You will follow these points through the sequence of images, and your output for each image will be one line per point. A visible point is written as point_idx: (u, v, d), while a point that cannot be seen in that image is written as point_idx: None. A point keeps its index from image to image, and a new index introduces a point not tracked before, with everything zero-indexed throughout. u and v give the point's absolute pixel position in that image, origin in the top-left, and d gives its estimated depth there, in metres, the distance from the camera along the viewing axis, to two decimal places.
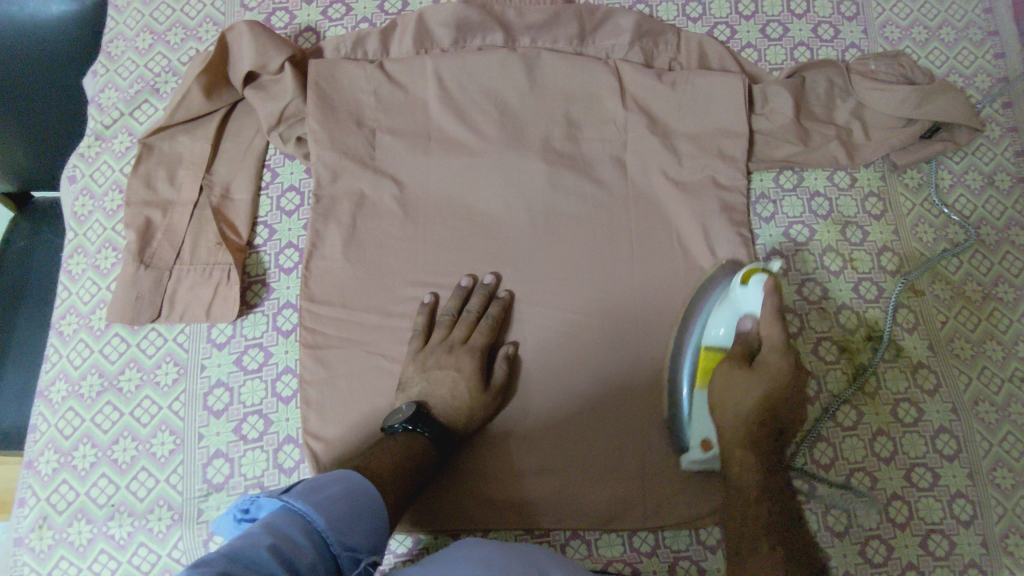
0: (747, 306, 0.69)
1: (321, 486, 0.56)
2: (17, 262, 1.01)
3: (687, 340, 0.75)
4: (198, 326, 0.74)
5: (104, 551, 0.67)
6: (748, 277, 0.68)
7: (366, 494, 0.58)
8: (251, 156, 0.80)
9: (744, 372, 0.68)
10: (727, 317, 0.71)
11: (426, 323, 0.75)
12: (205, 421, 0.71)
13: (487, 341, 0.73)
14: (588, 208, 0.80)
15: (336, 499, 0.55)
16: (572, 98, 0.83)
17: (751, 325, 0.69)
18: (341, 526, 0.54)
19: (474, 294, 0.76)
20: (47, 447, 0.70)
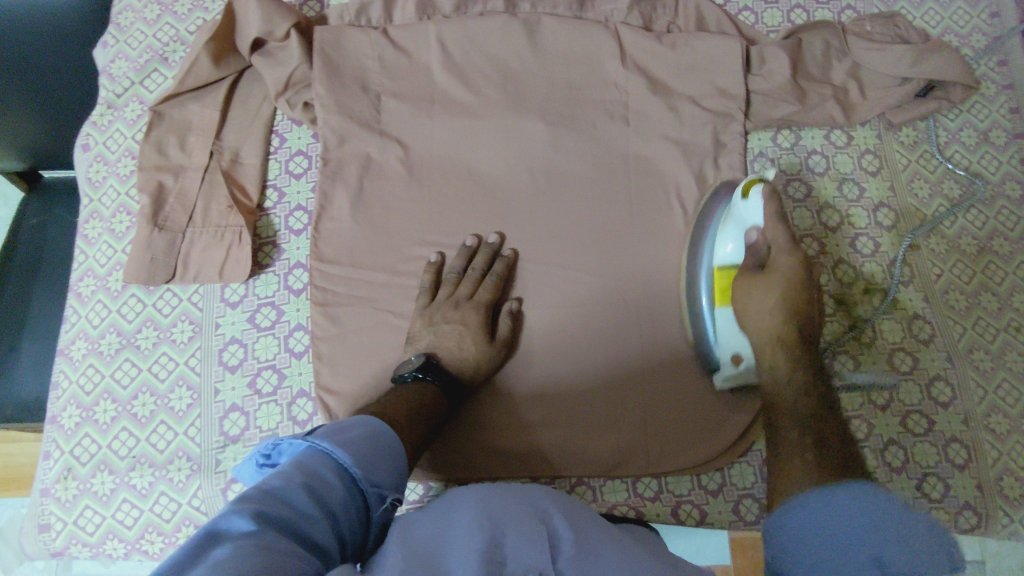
0: (750, 215, 0.73)
1: (346, 428, 0.56)
2: (33, 236, 1.04)
3: (698, 266, 0.77)
4: (212, 286, 0.77)
5: (127, 500, 0.70)
6: (749, 188, 0.74)
7: (388, 438, 0.58)
8: (260, 122, 0.82)
9: (759, 279, 0.71)
10: (733, 235, 0.75)
11: (433, 280, 0.76)
12: (221, 376, 0.74)
13: (492, 298, 0.75)
14: (589, 168, 0.82)
15: (359, 440, 0.55)
16: (572, 61, 0.85)
17: (757, 236, 0.73)
18: (365, 464, 0.54)
19: (479, 254, 0.77)
20: (69, 403, 0.73)
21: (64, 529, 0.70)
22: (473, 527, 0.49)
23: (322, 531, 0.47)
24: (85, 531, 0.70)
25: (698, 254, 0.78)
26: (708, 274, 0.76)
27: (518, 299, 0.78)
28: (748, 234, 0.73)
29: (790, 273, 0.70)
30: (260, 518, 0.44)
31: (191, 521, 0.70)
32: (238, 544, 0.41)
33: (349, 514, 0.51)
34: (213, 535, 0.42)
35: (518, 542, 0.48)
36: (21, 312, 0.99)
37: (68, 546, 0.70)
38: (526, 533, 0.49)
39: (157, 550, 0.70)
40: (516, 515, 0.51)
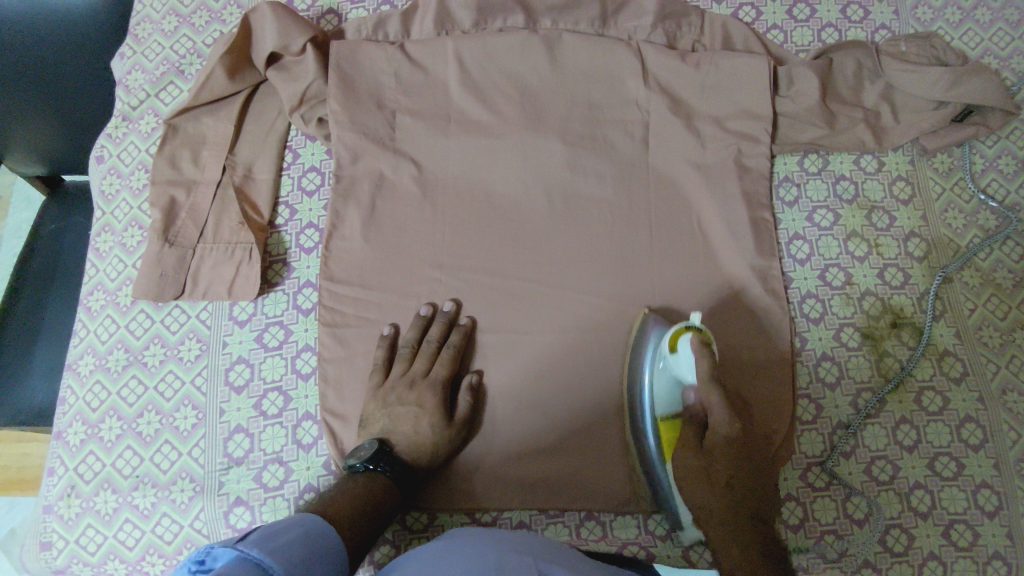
0: (684, 372, 0.69)
1: (280, 532, 0.52)
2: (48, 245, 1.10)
3: (638, 417, 0.72)
4: (220, 303, 0.76)
5: (129, 520, 0.69)
6: (677, 339, 0.69)
7: (324, 540, 0.55)
8: (274, 137, 0.81)
9: (699, 451, 0.69)
10: (667, 391, 0.71)
11: (386, 356, 0.73)
12: (226, 397, 0.73)
13: (449, 373, 0.72)
14: (608, 189, 0.80)
15: (292, 544, 0.51)
16: (593, 80, 0.82)
17: (695, 398, 0.72)
18: (298, 570, 0.49)
19: (433, 324, 0.74)
20: (74, 419, 0.72)
21: (66, 548, 0.69)
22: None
23: None
24: (86, 550, 0.69)
25: (636, 400, 0.72)
26: (653, 427, 0.70)
27: (478, 371, 0.75)
28: (686, 395, 0.72)
29: (728, 438, 0.68)
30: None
31: (192, 544, 0.69)
32: None
33: None
34: None
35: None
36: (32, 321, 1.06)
37: (69, 565, 0.69)
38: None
39: (158, 570, 0.69)
40: (514, 571, 0.52)
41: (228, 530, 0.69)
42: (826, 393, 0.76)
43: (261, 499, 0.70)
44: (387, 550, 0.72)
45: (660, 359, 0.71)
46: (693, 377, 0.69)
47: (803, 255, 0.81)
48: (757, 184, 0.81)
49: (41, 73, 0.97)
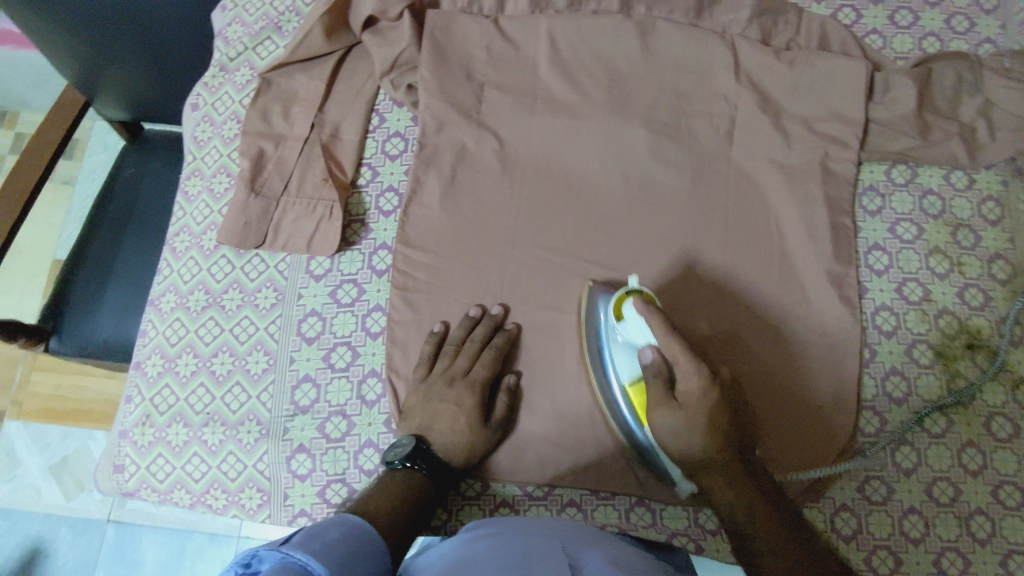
0: (635, 337, 0.69)
1: (320, 531, 0.51)
2: (126, 199, 1.27)
3: (609, 389, 0.71)
4: (299, 257, 0.78)
5: (197, 454, 0.72)
6: (622, 306, 0.70)
7: (366, 539, 0.54)
8: (363, 99, 0.83)
9: (673, 409, 0.64)
10: (631, 360, 0.70)
11: (431, 352, 0.73)
12: (298, 346, 0.75)
13: (489, 375, 0.72)
14: (687, 181, 0.79)
15: (332, 545, 0.49)
16: (683, 69, 0.82)
17: (653, 353, 0.66)
18: (342, 571, 0.48)
19: (480, 325, 0.74)
20: (154, 351, 0.76)
21: (137, 473, 0.72)
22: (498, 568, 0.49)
23: None
24: (155, 477, 0.72)
25: (605, 387, 0.71)
26: (624, 397, 0.70)
27: (516, 372, 0.74)
28: (642, 353, 0.67)
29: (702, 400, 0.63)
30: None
31: (254, 484, 0.71)
32: None
33: None
34: None
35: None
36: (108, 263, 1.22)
37: (139, 489, 0.73)
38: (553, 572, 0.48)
39: (220, 505, 0.72)
40: (541, 558, 0.51)
41: (288, 475, 0.71)
42: (892, 407, 0.74)
43: (323, 449, 0.72)
44: (441, 513, 0.73)
45: (613, 329, 0.71)
46: (647, 337, 0.68)
47: (882, 266, 0.79)
48: (841, 191, 0.79)
49: (138, 16, 1.00)
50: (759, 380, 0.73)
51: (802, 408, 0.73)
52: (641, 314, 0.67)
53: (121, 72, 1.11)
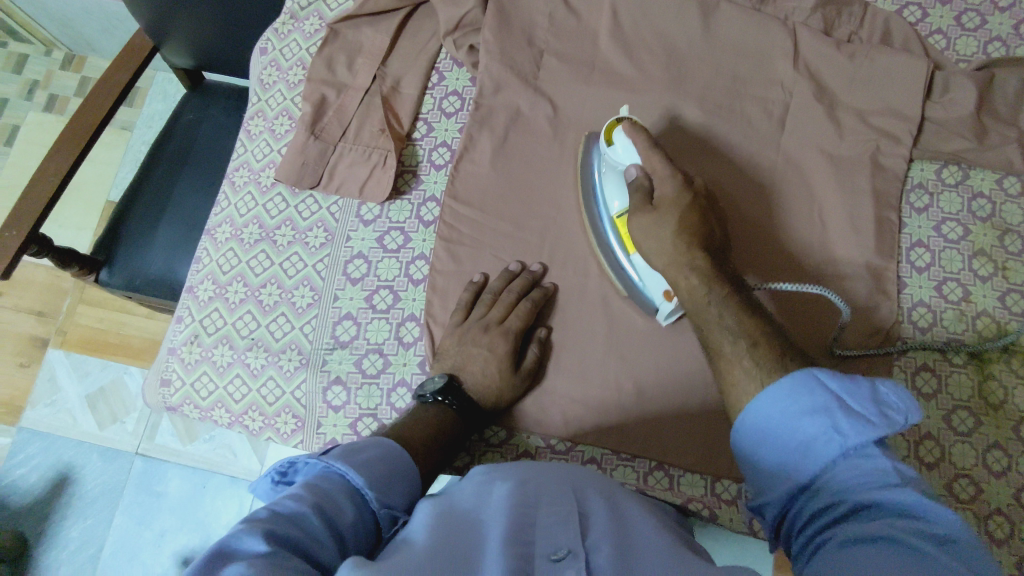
0: (620, 159, 0.72)
1: (360, 447, 0.56)
2: (184, 143, 1.32)
3: (599, 219, 0.77)
4: (351, 201, 0.81)
5: (239, 377, 0.75)
6: (613, 133, 0.73)
7: (406, 457, 0.59)
8: (425, 56, 0.85)
9: (649, 211, 0.67)
10: (617, 187, 0.74)
11: (469, 300, 0.75)
12: (342, 285, 0.78)
13: (524, 324, 0.73)
14: (735, 163, 0.80)
15: (374, 461, 0.55)
16: (741, 52, 0.82)
17: (639, 171, 0.69)
18: (379, 484, 0.54)
19: (519, 279, 0.75)
20: (206, 277, 0.79)
21: (182, 389, 0.76)
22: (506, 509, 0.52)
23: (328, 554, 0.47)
24: (198, 394, 0.76)
25: (596, 211, 0.77)
26: (610, 226, 0.75)
27: (548, 328, 0.76)
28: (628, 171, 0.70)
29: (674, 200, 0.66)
30: (271, 538, 0.44)
31: (289, 410, 0.75)
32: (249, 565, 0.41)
33: (356, 535, 0.51)
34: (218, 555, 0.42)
35: (553, 524, 0.50)
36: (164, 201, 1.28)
37: (183, 404, 0.77)
38: (560, 514, 0.51)
39: (256, 427, 0.75)
40: (550, 498, 0.53)
41: (323, 405, 0.75)
42: (920, 402, 0.75)
43: (358, 384, 0.75)
44: (467, 456, 0.76)
45: (604, 155, 0.75)
46: (635, 158, 0.70)
47: (923, 264, 0.79)
48: (889, 185, 0.80)
49: None
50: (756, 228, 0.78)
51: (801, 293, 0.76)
52: (626, 138, 0.71)
53: (191, 19, 1.16)
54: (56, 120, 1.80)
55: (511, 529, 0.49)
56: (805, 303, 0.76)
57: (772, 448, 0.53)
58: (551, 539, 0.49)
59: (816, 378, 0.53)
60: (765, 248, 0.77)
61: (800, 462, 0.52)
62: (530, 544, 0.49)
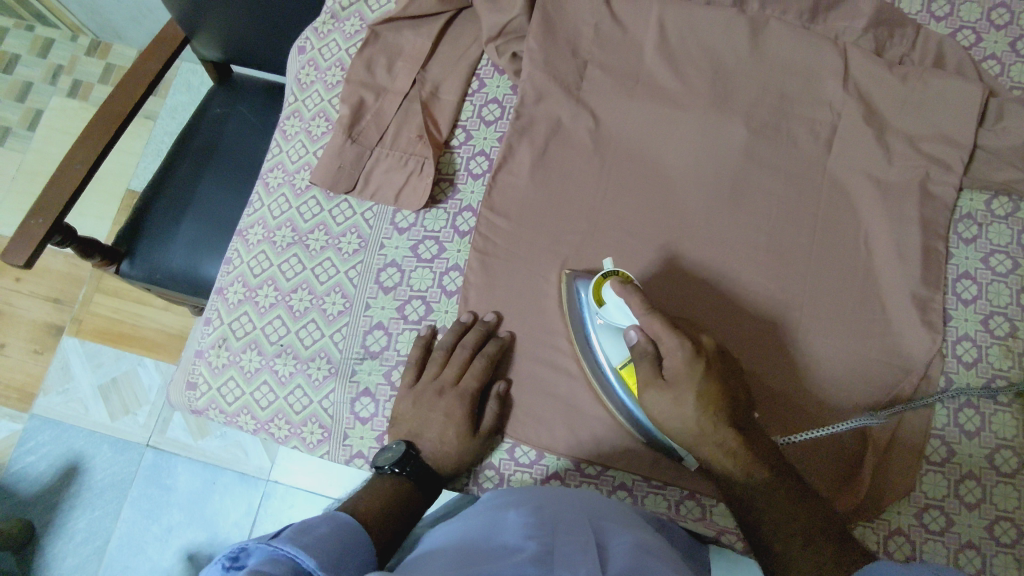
0: (616, 320, 0.68)
1: (309, 527, 0.55)
2: (211, 138, 1.32)
3: (604, 380, 0.70)
4: (385, 208, 0.80)
5: (266, 383, 0.74)
6: (601, 292, 0.69)
7: (355, 536, 0.57)
8: (465, 62, 0.84)
9: (662, 390, 0.63)
10: (618, 346, 0.69)
11: (421, 357, 0.73)
12: (374, 294, 0.76)
13: (480, 385, 0.70)
14: (780, 185, 0.79)
15: (325, 539, 0.53)
16: (790, 71, 0.81)
17: (637, 334, 0.65)
18: (332, 564, 0.52)
19: (471, 331, 0.73)
20: (237, 279, 0.78)
21: (208, 392, 0.75)
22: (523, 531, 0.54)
23: None
24: (224, 399, 0.74)
25: (597, 370, 0.71)
26: (615, 376, 0.69)
27: (507, 379, 0.73)
28: (626, 334, 0.66)
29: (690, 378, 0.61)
30: None
31: (316, 419, 0.73)
32: None
33: None
34: None
35: (570, 546, 0.51)
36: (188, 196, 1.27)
37: (208, 408, 0.75)
38: (576, 538, 0.52)
39: (281, 435, 0.74)
40: (568, 523, 0.55)
41: (351, 416, 0.73)
42: (962, 440, 0.72)
43: (386, 396, 0.73)
44: (492, 476, 0.73)
45: (595, 317, 0.70)
46: (630, 318, 0.66)
47: (970, 296, 0.77)
48: (937, 215, 0.77)
49: None
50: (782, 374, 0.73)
51: (851, 308, 0.75)
52: (621, 298, 0.67)
53: (224, 11, 1.15)
54: (79, 106, 1.79)
55: (526, 546, 0.51)
56: (850, 324, 0.75)
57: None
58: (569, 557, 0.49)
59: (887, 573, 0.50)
60: (802, 292, 0.76)
61: None
62: (548, 558, 0.50)
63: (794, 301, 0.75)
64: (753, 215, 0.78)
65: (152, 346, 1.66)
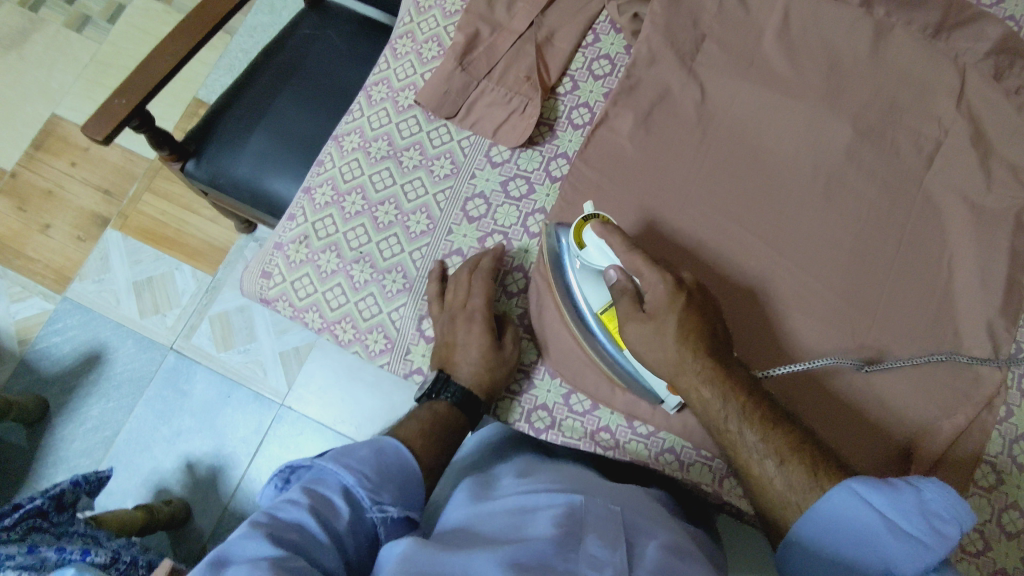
0: (596, 262, 0.70)
1: (351, 449, 0.61)
2: (295, 53, 1.30)
3: (583, 321, 0.72)
4: (482, 140, 0.81)
5: (340, 285, 0.76)
6: (581, 234, 0.71)
7: (397, 455, 0.63)
8: (584, 15, 0.84)
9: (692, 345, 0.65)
10: (599, 283, 0.71)
11: (435, 290, 0.75)
12: (458, 221, 0.78)
13: (486, 299, 0.73)
14: (875, 190, 0.78)
15: (365, 459, 0.61)
16: (906, 81, 0.80)
17: (617, 274, 0.68)
18: (372, 480, 0.60)
19: (480, 260, 0.75)
20: (327, 181, 0.80)
21: (282, 284, 0.77)
22: (550, 522, 0.54)
23: (326, 551, 0.53)
24: (296, 294, 0.77)
25: (574, 312, 0.72)
26: (595, 323, 0.71)
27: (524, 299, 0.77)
28: (607, 274, 0.68)
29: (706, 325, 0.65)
30: (274, 540, 0.51)
31: (382, 329, 0.75)
32: (250, 565, 0.48)
33: (355, 535, 0.57)
34: (222, 559, 0.49)
35: (597, 545, 0.52)
36: (263, 104, 1.25)
37: (278, 300, 0.77)
38: (605, 537, 0.53)
39: (346, 338, 0.76)
40: (596, 518, 0.56)
41: (416, 333, 0.76)
42: (1012, 469, 0.72)
43: None
44: (545, 417, 0.75)
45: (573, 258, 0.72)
46: (610, 259, 0.69)
47: None
48: None
49: None
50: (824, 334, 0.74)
51: (922, 306, 0.75)
52: (602, 240, 0.68)
53: None
54: (161, 9, 1.79)
55: (552, 541, 0.52)
56: (920, 332, 0.74)
57: (838, 528, 0.57)
58: (594, 559, 0.51)
59: (860, 491, 0.56)
60: (879, 299, 0.75)
61: (842, 528, 0.56)
62: (575, 556, 0.51)
63: (869, 302, 0.75)
64: (844, 212, 0.77)
65: (195, 255, 1.59)
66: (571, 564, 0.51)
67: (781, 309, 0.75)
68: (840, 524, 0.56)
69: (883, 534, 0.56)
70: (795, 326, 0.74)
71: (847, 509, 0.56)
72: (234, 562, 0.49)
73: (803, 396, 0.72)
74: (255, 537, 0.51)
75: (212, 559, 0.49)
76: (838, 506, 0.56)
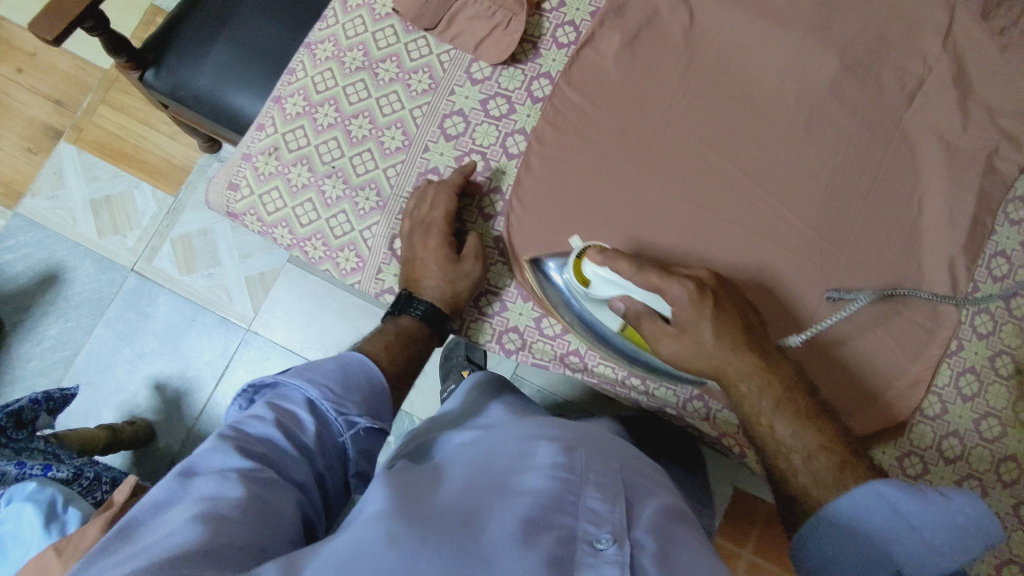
0: (599, 292, 0.67)
1: (316, 363, 0.61)
2: None
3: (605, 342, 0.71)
4: (462, 55, 0.79)
5: (311, 201, 0.75)
6: (579, 270, 0.67)
7: (363, 366, 0.63)
8: None
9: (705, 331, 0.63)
10: (607, 310, 0.68)
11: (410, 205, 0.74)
12: (435, 139, 0.77)
13: (449, 211, 0.72)
14: (855, 126, 0.78)
15: (330, 373, 0.60)
16: (895, 15, 0.79)
17: (623, 302, 0.65)
18: (336, 393, 0.59)
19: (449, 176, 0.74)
20: (298, 91, 0.78)
21: (250, 197, 0.76)
22: (552, 474, 0.48)
23: (295, 463, 0.53)
24: (265, 208, 0.76)
25: (594, 333, 0.71)
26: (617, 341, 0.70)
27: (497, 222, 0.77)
28: (614, 304, 0.66)
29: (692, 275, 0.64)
30: (242, 453, 0.50)
31: (354, 248, 0.75)
32: (218, 477, 0.47)
33: (325, 447, 0.57)
34: (189, 471, 0.48)
35: (596, 498, 0.47)
36: (227, 10, 1.14)
37: (246, 214, 0.77)
38: (606, 491, 0.48)
39: (316, 256, 0.76)
40: (591, 457, 0.51)
41: (387, 253, 0.75)
42: (956, 401, 0.74)
43: None
44: (516, 339, 0.77)
45: (576, 294, 0.69)
46: (613, 287, 0.66)
47: (1000, 274, 0.77)
48: (994, 189, 0.77)
49: None
50: (792, 266, 0.75)
51: (888, 241, 0.76)
52: (601, 267, 0.66)
53: None
54: None
55: (549, 494, 0.46)
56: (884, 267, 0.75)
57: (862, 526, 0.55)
58: (594, 514, 0.46)
59: (890, 494, 0.54)
60: (850, 232, 0.76)
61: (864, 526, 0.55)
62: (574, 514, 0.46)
63: (841, 232, 0.76)
64: (822, 147, 0.77)
65: (155, 172, 1.52)
66: (571, 521, 0.45)
67: (755, 238, 0.75)
68: (864, 523, 0.55)
69: (902, 533, 0.55)
70: (771, 257, 0.75)
71: (874, 507, 0.55)
72: (202, 474, 0.48)
73: (775, 322, 0.74)
74: (222, 450, 0.49)
75: (177, 472, 0.48)
76: (866, 504, 0.55)
